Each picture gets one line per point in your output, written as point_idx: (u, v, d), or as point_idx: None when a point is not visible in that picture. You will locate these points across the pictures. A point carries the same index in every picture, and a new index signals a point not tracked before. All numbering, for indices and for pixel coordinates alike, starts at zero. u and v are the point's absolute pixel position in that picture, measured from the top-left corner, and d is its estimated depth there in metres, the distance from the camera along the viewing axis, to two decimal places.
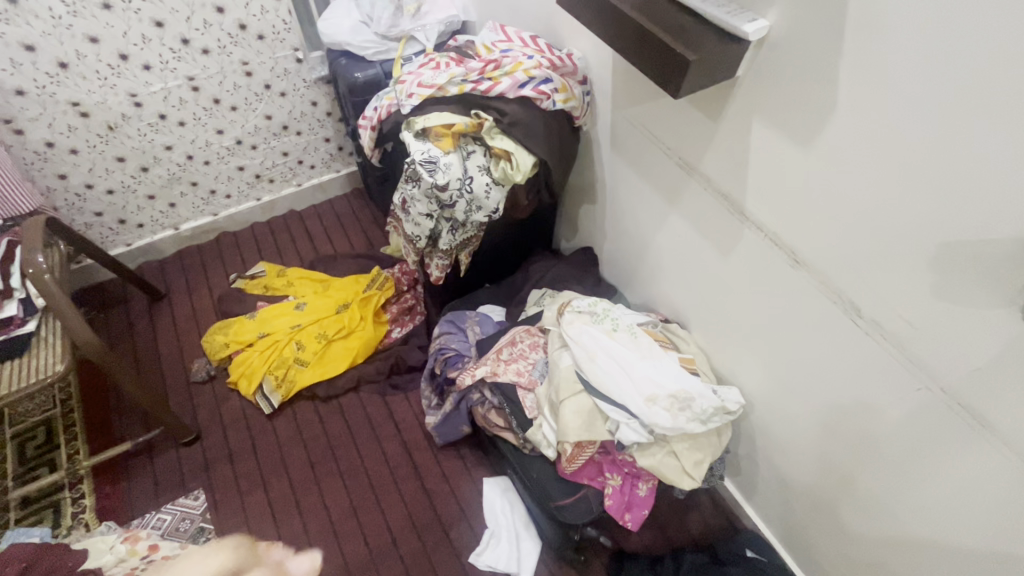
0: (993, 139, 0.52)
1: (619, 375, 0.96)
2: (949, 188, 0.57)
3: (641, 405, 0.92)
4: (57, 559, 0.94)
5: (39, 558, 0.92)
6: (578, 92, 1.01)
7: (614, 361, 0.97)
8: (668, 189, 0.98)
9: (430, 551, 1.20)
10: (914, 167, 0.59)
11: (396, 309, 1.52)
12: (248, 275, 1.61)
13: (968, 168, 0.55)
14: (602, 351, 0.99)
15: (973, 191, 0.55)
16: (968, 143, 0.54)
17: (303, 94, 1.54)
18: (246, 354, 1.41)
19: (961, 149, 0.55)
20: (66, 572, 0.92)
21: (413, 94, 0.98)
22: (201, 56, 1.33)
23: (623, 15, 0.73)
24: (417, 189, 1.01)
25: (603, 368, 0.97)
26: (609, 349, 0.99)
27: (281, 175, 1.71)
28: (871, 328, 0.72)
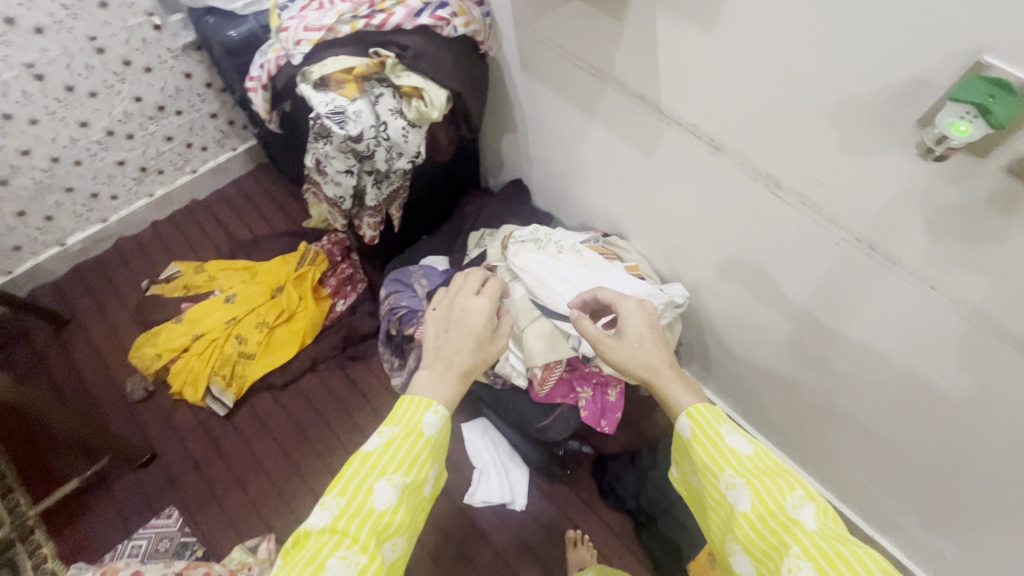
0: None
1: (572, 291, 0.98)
2: (849, 45, 0.60)
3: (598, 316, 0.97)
4: None
5: None
6: (477, 14, 0.95)
7: (566, 279, 0.99)
8: (585, 102, 0.98)
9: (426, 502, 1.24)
10: (815, 30, 0.62)
11: (335, 281, 1.47)
12: (162, 279, 1.47)
13: (863, 22, 0.57)
14: (553, 273, 1.00)
15: (868, 43, 0.58)
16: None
17: (171, 66, 1.36)
18: (183, 360, 1.31)
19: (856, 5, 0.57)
20: None
21: (301, 40, 0.89)
22: (35, 36, 1.13)
23: None
24: (330, 145, 0.96)
25: (557, 289, 0.99)
26: (558, 271, 1.00)
27: (171, 163, 1.54)
28: (788, 196, 0.78)
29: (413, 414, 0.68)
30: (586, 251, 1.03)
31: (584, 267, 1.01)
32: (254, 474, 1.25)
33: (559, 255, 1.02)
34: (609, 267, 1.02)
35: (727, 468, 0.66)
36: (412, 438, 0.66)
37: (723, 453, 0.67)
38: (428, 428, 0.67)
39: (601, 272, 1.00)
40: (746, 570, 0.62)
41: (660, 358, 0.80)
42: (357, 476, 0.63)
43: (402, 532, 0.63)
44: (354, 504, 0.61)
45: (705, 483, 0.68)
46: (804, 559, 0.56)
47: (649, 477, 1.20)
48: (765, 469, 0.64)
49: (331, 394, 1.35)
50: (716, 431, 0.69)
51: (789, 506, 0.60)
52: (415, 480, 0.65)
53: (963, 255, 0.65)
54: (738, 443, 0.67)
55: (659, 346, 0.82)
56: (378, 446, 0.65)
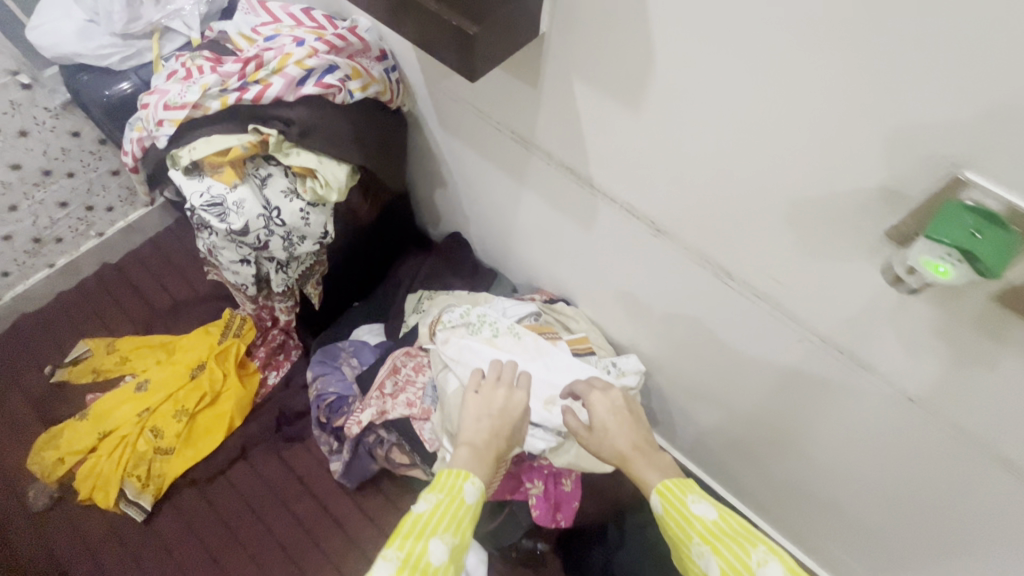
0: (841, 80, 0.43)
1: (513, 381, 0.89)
2: (799, 138, 0.49)
3: (541, 410, 0.87)
4: None
5: None
6: (377, 73, 0.82)
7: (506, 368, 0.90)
8: (513, 167, 0.85)
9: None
10: (760, 118, 0.50)
11: (265, 352, 1.32)
12: (69, 361, 1.32)
13: (817, 115, 0.46)
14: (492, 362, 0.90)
15: (826, 139, 0.47)
16: (816, 88, 0.45)
17: (55, 127, 1.19)
18: (91, 463, 1.16)
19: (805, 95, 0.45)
20: None
21: (163, 120, 0.75)
22: None
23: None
24: (216, 236, 0.82)
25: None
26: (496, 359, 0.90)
27: (71, 229, 1.38)
28: (743, 289, 0.66)
29: (454, 483, 0.70)
30: (526, 330, 0.93)
31: (524, 352, 0.91)
32: None
33: (496, 339, 0.92)
34: (553, 348, 0.92)
35: (693, 532, 0.63)
36: (457, 503, 0.68)
37: (688, 520, 0.64)
38: (469, 497, 0.69)
39: (543, 357, 0.91)
40: None
41: (626, 436, 0.78)
42: (412, 533, 0.62)
43: None
44: (413, 558, 0.60)
45: (683, 559, 0.65)
46: None
47: (617, 558, 1.10)
48: (731, 533, 0.62)
49: (267, 483, 1.22)
50: (682, 501, 0.66)
51: (755, 565, 0.57)
52: (466, 540, 0.65)
53: (949, 372, 0.54)
54: (704, 509, 0.64)
55: (625, 423, 0.80)
56: (428, 508, 0.66)
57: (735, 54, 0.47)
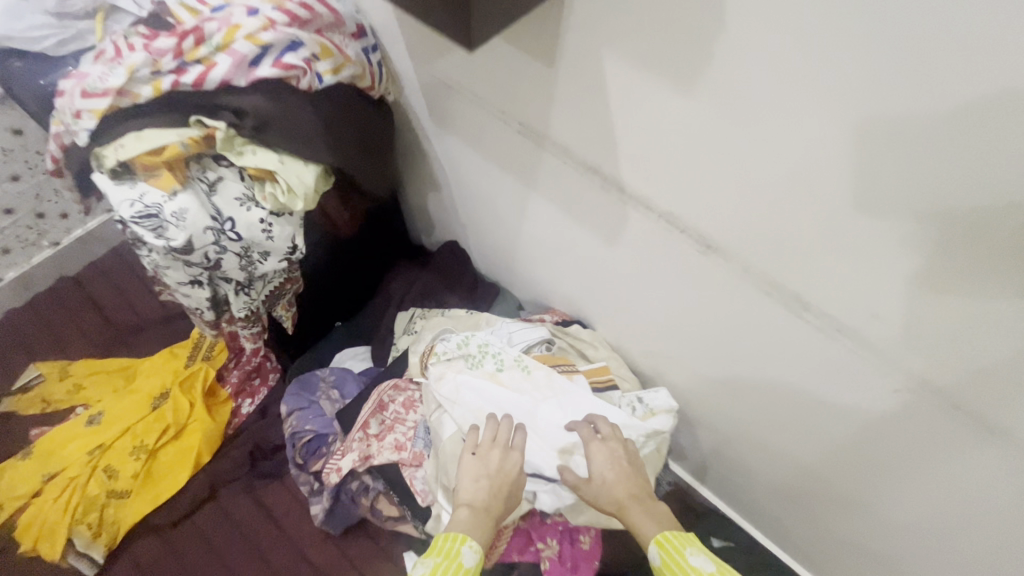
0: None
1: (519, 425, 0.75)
2: (946, 118, 0.35)
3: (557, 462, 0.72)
4: None
5: None
6: (352, 51, 0.67)
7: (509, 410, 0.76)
8: (519, 167, 0.70)
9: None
10: (889, 91, 0.36)
11: (238, 377, 1.17)
12: (16, 389, 1.16)
13: (987, 82, 0.32)
14: (492, 402, 0.76)
15: (998, 119, 0.33)
16: (994, 43, 0.31)
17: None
18: (34, 511, 1.01)
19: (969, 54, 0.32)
20: None
21: (81, 111, 0.59)
22: None
23: None
24: (156, 253, 0.67)
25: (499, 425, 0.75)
26: (498, 399, 0.76)
27: (20, 240, 1.23)
28: (820, 321, 0.52)
29: (452, 546, 0.63)
30: (534, 363, 0.79)
31: (532, 390, 0.77)
32: None
33: (498, 373, 0.78)
34: (566, 384, 0.78)
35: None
36: (454, 569, 0.60)
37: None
38: (468, 560, 0.62)
39: (556, 397, 0.77)
40: None
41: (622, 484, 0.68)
42: None
43: None
44: None
45: None
46: None
47: None
48: None
49: (239, 529, 1.07)
50: (681, 555, 0.59)
51: None
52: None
53: None
54: (702, 563, 0.57)
55: (624, 470, 0.70)
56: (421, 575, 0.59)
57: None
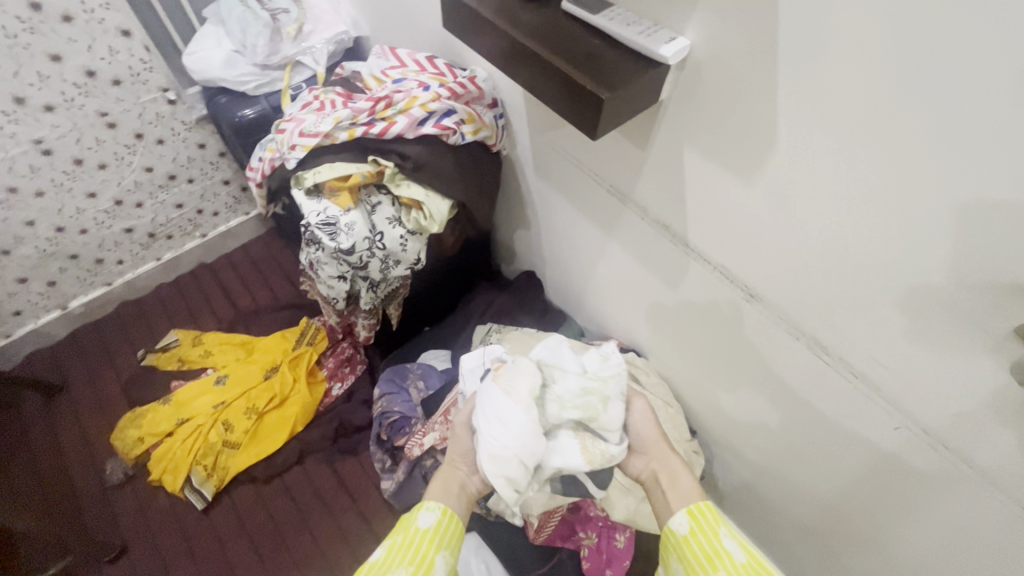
0: (990, 175, 0.43)
1: (499, 443, 0.69)
2: (932, 224, 0.48)
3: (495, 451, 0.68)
4: None
5: None
6: (488, 119, 0.88)
7: (496, 424, 0.70)
8: (602, 217, 0.88)
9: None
10: (885, 206, 0.51)
11: (333, 363, 1.38)
12: (158, 348, 1.42)
13: (954, 212, 0.46)
14: (483, 409, 0.72)
15: (959, 238, 0.47)
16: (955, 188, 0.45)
17: (185, 137, 1.34)
18: (166, 447, 1.24)
19: (944, 185, 0.46)
20: None
21: (296, 145, 0.83)
22: (45, 114, 1.11)
23: (533, 54, 0.61)
24: (322, 252, 0.89)
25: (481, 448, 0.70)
26: (494, 404, 0.72)
27: (180, 228, 1.51)
28: (840, 365, 0.65)
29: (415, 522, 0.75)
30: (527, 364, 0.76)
31: (523, 391, 0.72)
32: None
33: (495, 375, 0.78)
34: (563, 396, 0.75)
35: (721, 568, 0.59)
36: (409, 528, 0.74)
37: (716, 553, 0.61)
38: (426, 522, 0.73)
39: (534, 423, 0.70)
40: None
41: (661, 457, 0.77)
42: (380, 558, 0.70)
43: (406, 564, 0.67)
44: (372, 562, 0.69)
45: None
46: None
47: None
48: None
49: (318, 491, 1.25)
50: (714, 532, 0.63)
51: None
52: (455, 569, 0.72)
53: None
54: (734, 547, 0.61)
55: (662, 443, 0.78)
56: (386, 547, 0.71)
57: (866, 136, 0.48)
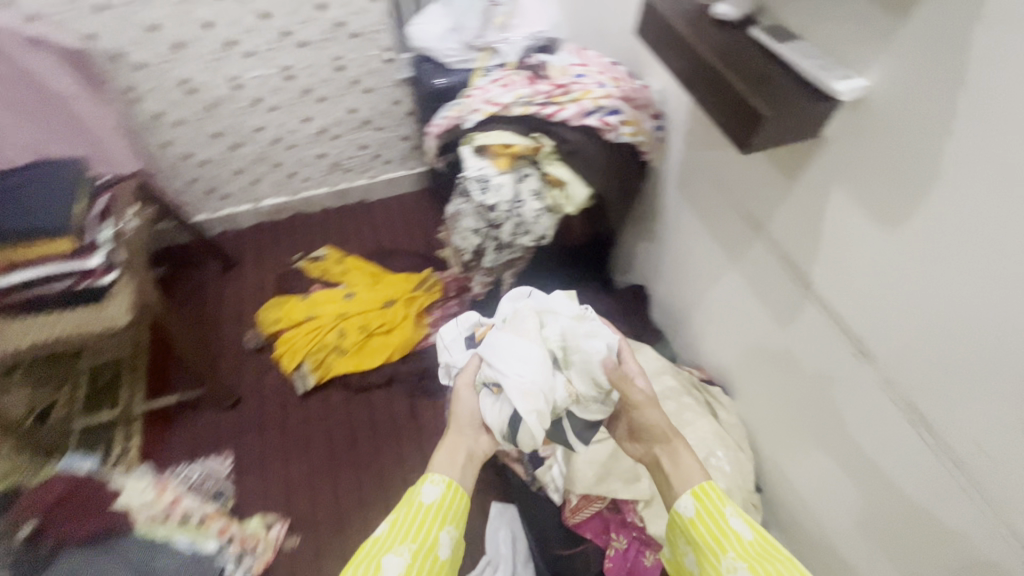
0: None
1: (519, 379, 0.74)
2: None
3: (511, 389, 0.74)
4: (90, 496, 1.10)
5: (70, 498, 1.08)
6: (649, 127, 0.95)
7: (514, 361, 0.76)
8: (731, 244, 0.90)
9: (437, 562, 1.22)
10: None
11: (439, 314, 1.53)
12: (311, 257, 1.69)
13: None
14: (497, 350, 0.78)
15: None
16: None
17: (387, 92, 1.58)
18: (292, 333, 1.48)
19: None
20: (99, 510, 1.09)
21: (478, 109, 0.98)
22: (298, 48, 1.40)
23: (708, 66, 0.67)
24: (468, 205, 1.02)
25: (504, 385, 0.75)
26: (510, 344, 0.78)
27: (358, 167, 1.78)
28: (941, 451, 0.60)
29: (416, 488, 0.76)
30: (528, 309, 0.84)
31: (530, 330, 0.80)
32: (300, 457, 1.34)
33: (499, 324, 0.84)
34: (568, 337, 0.81)
35: (730, 550, 0.64)
36: (411, 503, 0.74)
37: (723, 534, 0.65)
38: (429, 497, 0.74)
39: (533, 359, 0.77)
40: (693, 565, 0.69)
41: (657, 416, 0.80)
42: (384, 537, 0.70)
43: (406, 544, 0.69)
44: (378, 535, 0.70)
45: (701, 562, 0.67)
46: (740, 561, 0.63)
47: None
48: (765, 555, 0.62)
49: (393, 420, 1.39)
50: (719, 512, 0.67)
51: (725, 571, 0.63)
52: (462, 539, 0.74)
53: None
54: (740, 526, 0.65)
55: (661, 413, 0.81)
56: (384, 526, 0.72)
57: None
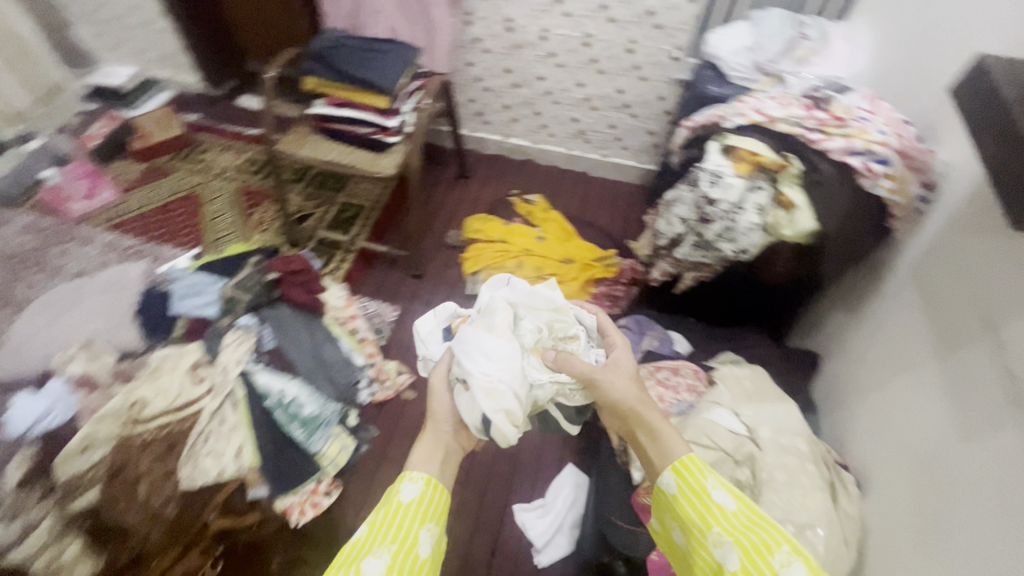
0: None
1: (487, 376, 0.84)
2: None
3: (487, 380, 0.84)
4: (311, 278, 1.49)
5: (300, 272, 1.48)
6: (913, 189, 0.93)
7: (484, 359, 0.86)
8: (945, 339, 0.82)
9: (485, 492, 1.33)
10: None
11: (603, 290, 1.64)
12: (524, 197, 1.91)
13: None
14: (468, 350, 0.88)
15: None
16: None
17: (658, 86, 1.70)
18: (483, 246, 1.73)
19: None
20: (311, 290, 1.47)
21: (746, 113, 1.07)
22: (606, 23, 1.59)
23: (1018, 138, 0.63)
24: (689, 194, 1.08)
25: (473, 382, 0.83)
26: (478, 343, 0.88)
27: (598, 142, 1.94)
28: None
29: (396, 488, 0.79)
30: (498, 306, 0.96)
31: (500, 325, 0.91)
32: None
33: (472, 320, 0.95)
34: (526, 335, 0.95)
35: (714, 523, 0.67)
36: (391, 503, 0.76)
37: (708, 509, 0.69)
38: (409, 497, 0.76)
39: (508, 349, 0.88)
40: (680, 540, 0.73)
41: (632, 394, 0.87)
42: (365, 538, 0.72)
43: (387, 544, 0.70)
44: (360, 535, 0.73)
45: (691, 541, 0.70)
46: (726, 535, 0.66)
47: None
48: (750, 525, 0.66)
49: None
50: (702, 486, 0.71)
51: (712, 546, 0.67)
52: (441, 536, 0.76)
53: None
54: (723, 498, 0.69)
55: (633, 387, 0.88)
56: (364, 529, 0.74)
57: None
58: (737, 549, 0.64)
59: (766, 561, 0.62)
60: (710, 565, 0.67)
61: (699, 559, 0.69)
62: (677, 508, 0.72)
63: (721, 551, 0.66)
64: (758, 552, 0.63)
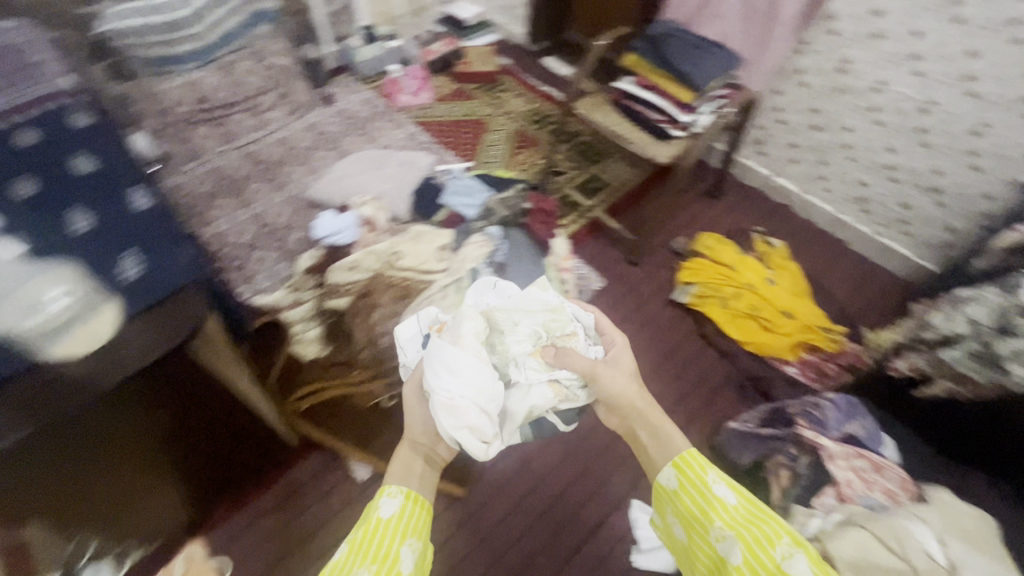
0: None
1: (448, 394, 0.90)
2: None
3: (462, 400, 0.90)
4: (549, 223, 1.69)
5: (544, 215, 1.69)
6: None
7: (449, 378, 0.91)
8: None
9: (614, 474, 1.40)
10: None
11: (813, 360, 1.54)
12: (766, 237, 1.83)
13: None
14: (434, 366, 0.93)
15: None
16: None
17: (990, 183, 1.48)
18: (708, 263, 1.72)
19: None
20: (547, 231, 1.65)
21: None
22: (961, 96, 1.41)
23: None
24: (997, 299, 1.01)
25: (435, 400, 0.90)
26: (443, 358, 0.93)
27: (877, 216, 1.77)
28: None
29: (375, 505, 0.93)
30: (469, 314, 0.99)
31: (466, 341, 0.94)
32: (633, 329, 1.66)
33: (440, 334, 0.99)
34: (510, 342, 0.99)
35: (716, 519, 0.83)
36: (371, 519, 0.90)
37: (710, 503, 0.85)
38: (388, 513, 0.90)
39: (480, 367, 0.92)
40: (681, 534, 0.91)
41: (631, 391, 1.00)
42: (352, 552, 0.86)
43: (371, 565, 0.83)
44: (347, 551, 0.87)
45: (694, 529, 0.87)
46: (727, 529, 0.81)
47: None
48: (750, 521, 0.81)
49: (700, 383, 1.56)
50: (704, 480, 0.88)
51: (715, 538, 0.82)
52: (423, 548, 0.90)
53: None
54: (722, 493, 0.85)
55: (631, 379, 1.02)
56: (346, 551, 0.88)
57: None
58: (738, 541, 0.79)
59: (767, 553, 0.76)
60: (715, 556, 0.82)
61: (703, 545, 0.85)
62: (678, 500, 0.90)
63: (722, 542, 0.81)
64: (762, 547, 0.77)
